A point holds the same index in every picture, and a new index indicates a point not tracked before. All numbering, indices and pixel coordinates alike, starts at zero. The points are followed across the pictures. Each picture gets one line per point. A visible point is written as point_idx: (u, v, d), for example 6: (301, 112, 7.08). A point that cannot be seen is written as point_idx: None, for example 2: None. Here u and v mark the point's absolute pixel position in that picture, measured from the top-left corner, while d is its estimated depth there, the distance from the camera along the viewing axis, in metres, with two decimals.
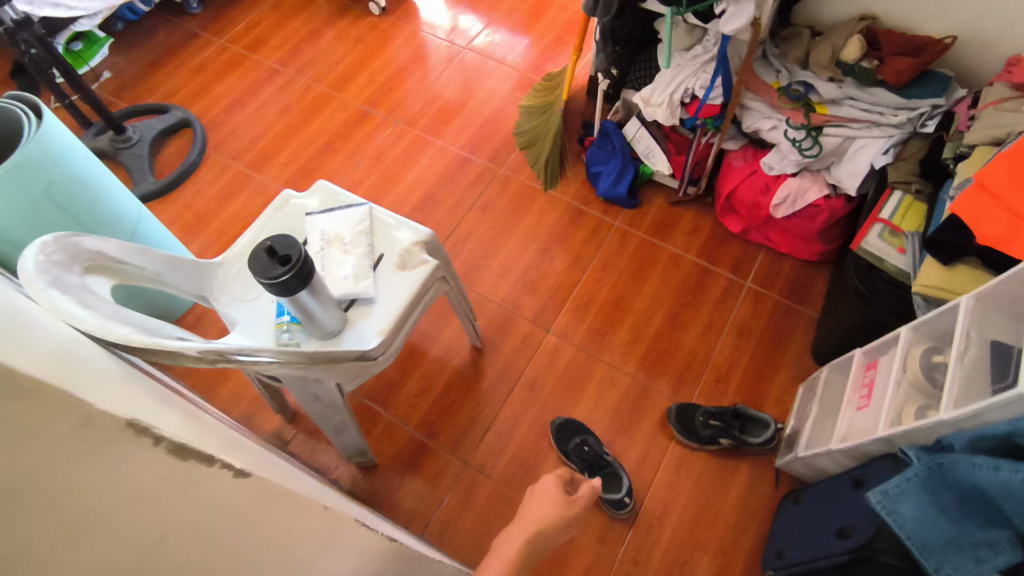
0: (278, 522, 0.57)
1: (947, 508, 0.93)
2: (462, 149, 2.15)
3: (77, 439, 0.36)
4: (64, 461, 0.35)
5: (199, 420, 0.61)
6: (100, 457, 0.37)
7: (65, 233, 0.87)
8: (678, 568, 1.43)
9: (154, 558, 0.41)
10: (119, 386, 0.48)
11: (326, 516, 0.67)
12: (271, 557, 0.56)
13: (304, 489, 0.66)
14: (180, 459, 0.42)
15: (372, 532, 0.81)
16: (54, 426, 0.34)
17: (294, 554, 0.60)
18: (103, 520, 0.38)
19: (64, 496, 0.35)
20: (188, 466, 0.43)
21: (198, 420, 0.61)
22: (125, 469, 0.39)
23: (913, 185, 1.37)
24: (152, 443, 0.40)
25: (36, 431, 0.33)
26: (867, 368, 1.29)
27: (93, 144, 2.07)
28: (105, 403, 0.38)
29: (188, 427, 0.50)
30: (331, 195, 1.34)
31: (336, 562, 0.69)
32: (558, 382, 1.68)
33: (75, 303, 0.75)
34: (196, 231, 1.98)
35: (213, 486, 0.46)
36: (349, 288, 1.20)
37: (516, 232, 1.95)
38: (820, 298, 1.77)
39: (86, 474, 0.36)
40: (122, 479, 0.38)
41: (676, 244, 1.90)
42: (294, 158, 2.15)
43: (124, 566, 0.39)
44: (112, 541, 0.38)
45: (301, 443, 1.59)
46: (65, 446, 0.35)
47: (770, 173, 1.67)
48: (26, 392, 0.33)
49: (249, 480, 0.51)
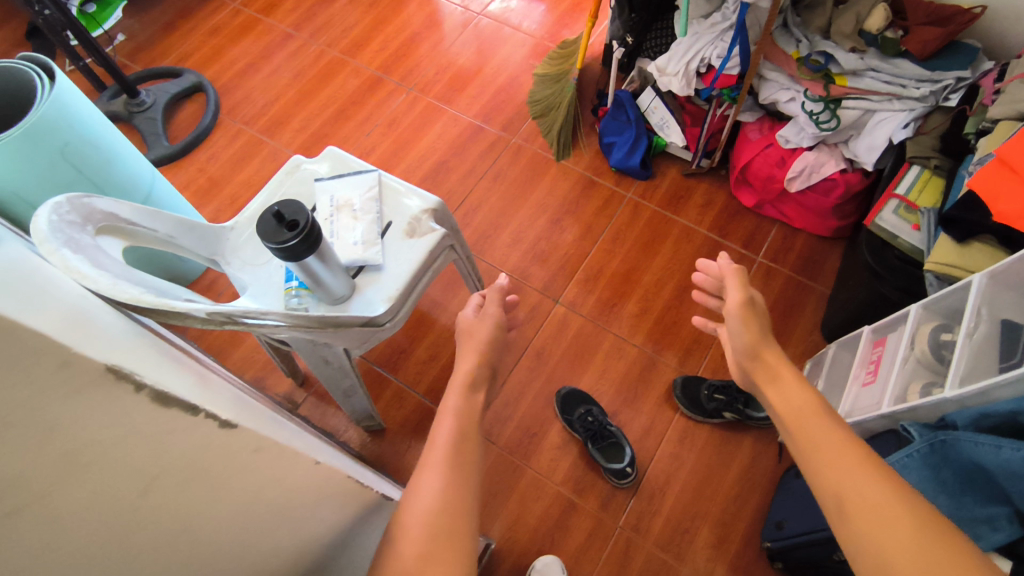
0: (266, 471, 0.61)
1: (947, 484, 0.94)
2: (475, 118, 2.13)
3: (64, 379, 0.40)
4: (52, 397, 0.39)
5: (204, 376, 0.65)
6: (88, 399, 0.42)
7: (77, 194, 0.89)
8: (678, 536, 1.45)
9: (140, 491, 0.47)
10: (122, 338, 0.52)
11: (316, 471, 0.70)
12: (251, 501, 0.59)
13: (297, 443, 0.68)
14: (161, 406, 0.46)
15: (363, 487, 0.83)
16: (38, 366, 0.38)
17: (282, 501, 0.65)
18: (82, 452, 0.42)
19: (53, 434, 0.40)
20: (172, 412, 0.48)
21: (203, 378, 0.63)
22: (111, 411, 0.43)
23: (932, 159, 1.33)
24: (133, 390, 0.44)
25: (25, 371, 0.38)
26: (875, 345, 1.28)
27: (108, 107, 2.08)
28: (89, 349, 0.41)
29: (183, 377, 0.54)
30: (341, 161, 1.35)
31: (314, 514, 0.72)
32: (565, 352, 1.69)
33: (88, 263, 0.76)
34: (210, 196, 2.00)
35: (198, 433, 0.51)
36: (358, 254, 1.21)
37: (527, 202, 1.95)
38: (833, 274, 1.75)
39: (72, 411, 0.41)
40: (105, 418, 0.43)
41: (688, 216, 1.88)
42: (306, 124, 2.15)
43: (110, 495, 0.44)
44: (97, 475, 0.43)
45: (312, 406, 1.62)
46: (51, 385, 0.39)
47: (786, 146, 1.64)
48: (17, 338, 0.37)
49: (239, 431, 0.55)
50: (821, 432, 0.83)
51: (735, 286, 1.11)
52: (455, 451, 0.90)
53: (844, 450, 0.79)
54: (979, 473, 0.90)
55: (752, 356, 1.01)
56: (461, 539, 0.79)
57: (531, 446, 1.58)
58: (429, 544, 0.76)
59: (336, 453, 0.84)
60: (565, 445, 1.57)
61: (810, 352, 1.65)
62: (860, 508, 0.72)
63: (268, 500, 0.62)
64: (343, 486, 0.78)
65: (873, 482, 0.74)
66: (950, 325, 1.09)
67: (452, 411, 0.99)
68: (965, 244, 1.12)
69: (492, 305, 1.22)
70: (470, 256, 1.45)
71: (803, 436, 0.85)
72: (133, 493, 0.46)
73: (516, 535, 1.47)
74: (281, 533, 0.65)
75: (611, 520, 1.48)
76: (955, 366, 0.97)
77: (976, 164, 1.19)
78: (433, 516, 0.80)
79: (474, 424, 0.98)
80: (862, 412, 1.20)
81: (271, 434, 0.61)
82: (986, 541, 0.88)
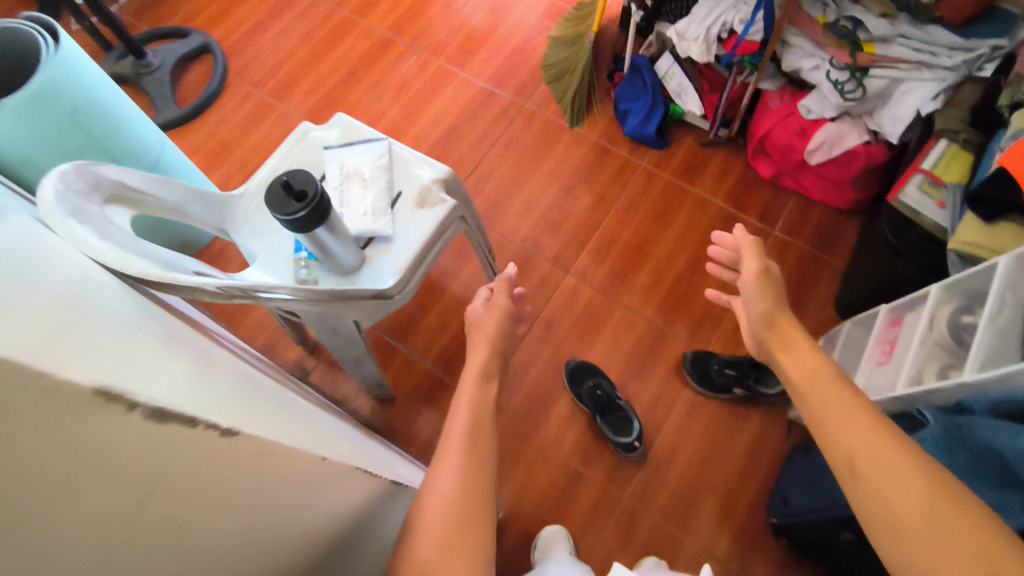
0: (266, 472, 0.60)
1: (959, 468, 0.92)
2: (488, 82, 2.08)
3: (45, 411, 0.37)
4: (35, 425, 0.36)
5: (211, 362, 0.63)
6: (76, 422, 0.39)
7: (84, 162, 0.87)
8: (683, 508, 1.47)
9: (137, 508, 0.44)
10: (122, 332, 0.49)
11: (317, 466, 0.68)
12: (251, 504, 0.58)
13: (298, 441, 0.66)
14: (158, 424, 0.44)
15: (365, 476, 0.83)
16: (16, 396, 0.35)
17: (284, 499, 0.63)
18: (74, 471, 0.38)
19: (40, 459, 0.36)
20: (167, 428, 0.45)
21: (209, 363, 0.61)
22: (101, 433, 0.40)
23: (961, 133, 1.27)
24: (127, 410, 0.42)
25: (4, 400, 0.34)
26: (892, 325, 1.26)
27: (115, 68, 2.04)
28: (75, 372, 0.38)
29: (190, 379, 0.52)
30: (350, 127, 1.32)
31: (317, 504, 0.71)
32: (574, 323, 1.68)
33: (96, 234, 0.76)
34: (219, 160, 1.98)
35: (196, 444, 0.49)
36: (367, 225, 1.20)
37: (539, 170, 1.91)
38: (849, 248, 1.71)
39: (56, 440, 0.37)
40: (96, 441, 0.40)
41: (704, 186, 1.84)
42: (316, 87, 2.11)
43: (106, 514, 0.41)
44: (93, 493, 0.40)
45: (322, 373, 1.63)
46: (32, 414, 0.36)
47: (808, 116, 1.59)
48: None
49: (237, 437, 0.53)
50: (841, 402, 0.79)
51: (753, 260, 1.03)
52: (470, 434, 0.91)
53: (864, 421, 0.75)
54: (992, 459, 0.89)
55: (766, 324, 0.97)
56: (479, 524, 0.80)
57: (540, 417, 1.58)
58: (448, 533, 0.77)
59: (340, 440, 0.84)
60: (574, 416, 1.58)
61: (824, 327, 1.63)
62: (882, 477, 0.69)
63: (285, 492, 0.63)
64: (346, 477, 0.77)
65: (896, 457, 0.70)
66: (971, 308, 1.08)
67: (466, 402, 0.99)
68: (991, 224, 1.09)
69: (500, 295, 1.19)
70: (480, 227, 1.43)
71: (821, 406, 0.81)
72: (129, 510, 0.43)
73: (523, 503, 1.49)
74: (295, 517, 0.66)
75: (618, 490, 1.49)
76: (975, 351, 0.96)
77: (1009, 140, 1.13)
78: (454, 505, 0.81)
79: (489, 412, 0.99)
80: (874, 393, 1.19)
81: (272, 435, 0.60)
82: None
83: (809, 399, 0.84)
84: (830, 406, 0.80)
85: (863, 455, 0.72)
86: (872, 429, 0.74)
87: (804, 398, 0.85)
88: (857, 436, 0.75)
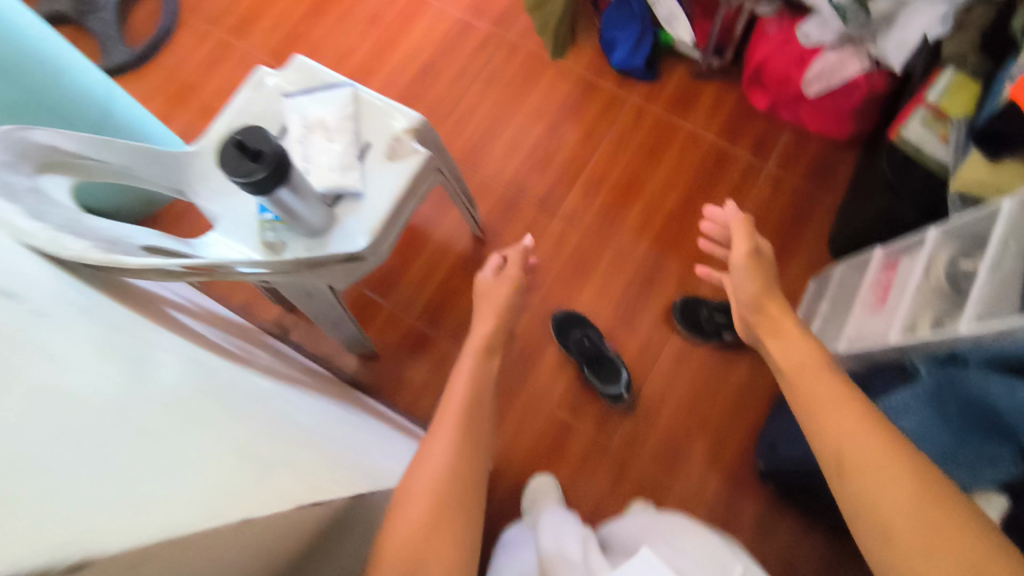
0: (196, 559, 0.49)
1: (951, 421, 0.91)
2: (463, 12, 1.93)
3: None
4: None
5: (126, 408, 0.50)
6: None
7: (14, 126, 0.78)
8: (672, 453, 1.47)
9: None
10: None
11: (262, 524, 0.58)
12: None
13: (238, 501, 0.55)
14: None
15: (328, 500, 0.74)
16: None
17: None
18: None
19: None
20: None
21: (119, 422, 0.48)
22: None
23: (969, 59, 1.12)
24: None
25: None
26: (886, 269, 1.22)
27: (56, 8, 1.88)
28: None
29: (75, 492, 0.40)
30: (311, 73, 1.21)
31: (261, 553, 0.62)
32: (561, 271, 1.63)
33: (24, 213, 0.68)
34: (179, 108, 1.85)
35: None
36: (335, 180, 1.12)
37: (521, 109, 1.80)
38: (846, 182, 1.65)
39: None
40: None
41: (696, 120, 1.75)
42: (278, 23, 1.95)
43: None
44: None
45: (303, 331, 1.59)
46: None
47: (806, 44, 1.47)
48: None
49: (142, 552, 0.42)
50: (837, 402, 0.80)
51: (742, 243, 1.08)
52: (467, 411, 0.92)
53: (859, 422, 0.76)
54: (986, 411, 0.87)
55: (755, 309, 1.02)
56: (471, 503, 0.80)
57: (528, 368, 1.56)
58: (436, 504, 0.76)
59: (302, 458, 0.74)
60: (563, 366, 1.55)
61: (817, 267, 1.59)
62: (875, 475, 0.70)
63: (242, 548, 0.57)
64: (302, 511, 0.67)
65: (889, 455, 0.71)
66: (971, 253, 1.04)
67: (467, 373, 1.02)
68: (996, 162, 1.01)
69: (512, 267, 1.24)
70: (459, 175, 1.36)
71: (817, 406, 0.82)
72: None
73: (513, 455, 1.50)
74: (273, 545, 0.65)
75: (607, 438, 1.50)
76: (974, 301, 0.92)
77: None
78: (451, 477, 0.80)
79: (487, 391, 1.01)
80: (865, 340, 1.17)
81: (204, 517, 0.50)
82: (986, 477, 0.87)
83: (806, 397, 0.84)
84: (827, 405, 0.81)
85: (856, 455, 0.73)
86: (863, 427, 0.75)
87: (800, 396, 0.85)
88: (850, 432, 0.76)
